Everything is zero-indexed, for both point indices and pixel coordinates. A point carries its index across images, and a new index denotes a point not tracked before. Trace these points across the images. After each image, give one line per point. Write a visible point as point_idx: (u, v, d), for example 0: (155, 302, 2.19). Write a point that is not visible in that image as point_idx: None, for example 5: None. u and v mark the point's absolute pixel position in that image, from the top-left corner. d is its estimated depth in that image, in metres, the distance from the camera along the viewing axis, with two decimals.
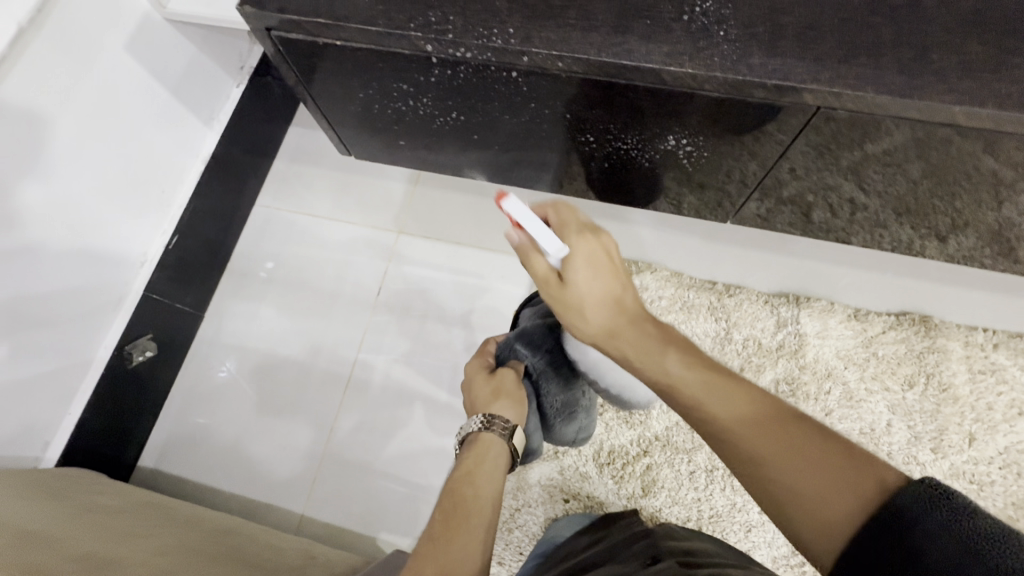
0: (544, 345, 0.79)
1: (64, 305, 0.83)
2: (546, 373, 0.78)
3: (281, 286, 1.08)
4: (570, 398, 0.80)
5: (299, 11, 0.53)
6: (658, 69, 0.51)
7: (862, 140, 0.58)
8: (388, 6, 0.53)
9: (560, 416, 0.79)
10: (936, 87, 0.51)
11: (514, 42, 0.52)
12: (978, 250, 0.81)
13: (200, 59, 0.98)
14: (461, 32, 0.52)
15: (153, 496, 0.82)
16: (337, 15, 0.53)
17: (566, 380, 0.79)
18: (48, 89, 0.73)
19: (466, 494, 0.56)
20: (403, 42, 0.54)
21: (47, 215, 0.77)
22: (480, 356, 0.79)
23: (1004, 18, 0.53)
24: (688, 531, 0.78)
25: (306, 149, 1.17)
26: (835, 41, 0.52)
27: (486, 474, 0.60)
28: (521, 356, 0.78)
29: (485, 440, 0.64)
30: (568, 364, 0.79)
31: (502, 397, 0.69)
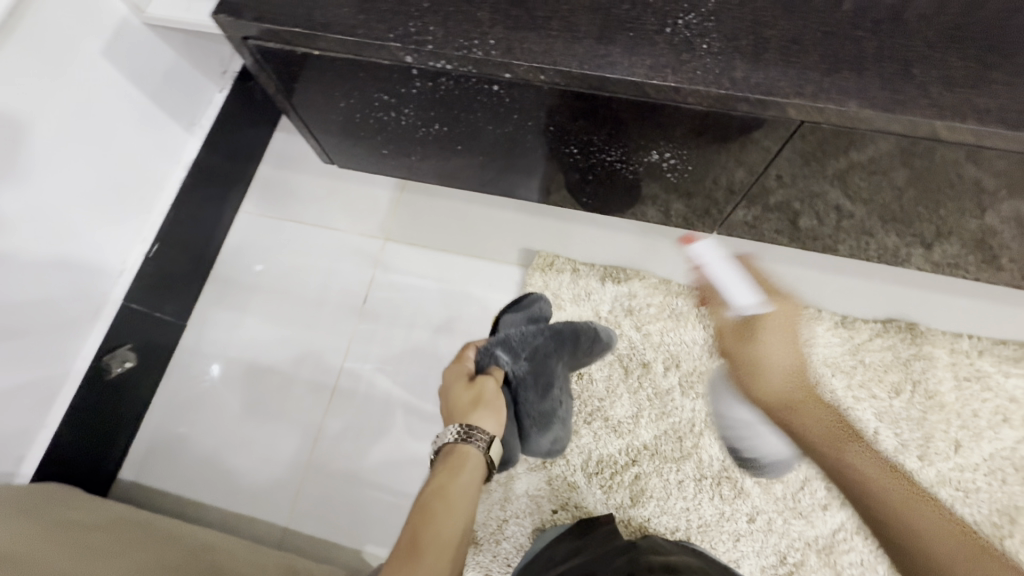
0: (523, 353, 0.79)
1: (40, 316, 0.81)
2: (526, 382, 0.77)
3: (265, 295, 1.07)
4: (548, 410, 0.79)
5: (277, 21, 0.53)
6: (642, 82, 0.51)
7: (847, 148, 0.58)
8: (368, 16, 0.52)
9: (537, 425, 0.79)
10: (920, 100, 0.52)
11: (496, 53, 0.51)
12: (961, 257, 0.82)
13: (181, 64, 0.96)
14: (442, 43, 0.51)
15: (131, 512, 0.80)
16: (316, 25, 0.52)
17: (545, 390, 0.79)
18: (22, 95, 0.71)
19: (440, 517, 0.55)
20: (383, 53, 0.53)
21: (21, 224, 0.75)
22: (462, 359, 0.77)
23: (984, 33, 0.54)
24: (674, 542, 0.78)
25: (291, 155, 1.15)
26: (818, 54, 0.52)
27: (462, 493, 0.58)
28: (502, 364, 0.77)
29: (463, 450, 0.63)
30: (548, 376, 0.79)
31: (482, 407, 0.68)
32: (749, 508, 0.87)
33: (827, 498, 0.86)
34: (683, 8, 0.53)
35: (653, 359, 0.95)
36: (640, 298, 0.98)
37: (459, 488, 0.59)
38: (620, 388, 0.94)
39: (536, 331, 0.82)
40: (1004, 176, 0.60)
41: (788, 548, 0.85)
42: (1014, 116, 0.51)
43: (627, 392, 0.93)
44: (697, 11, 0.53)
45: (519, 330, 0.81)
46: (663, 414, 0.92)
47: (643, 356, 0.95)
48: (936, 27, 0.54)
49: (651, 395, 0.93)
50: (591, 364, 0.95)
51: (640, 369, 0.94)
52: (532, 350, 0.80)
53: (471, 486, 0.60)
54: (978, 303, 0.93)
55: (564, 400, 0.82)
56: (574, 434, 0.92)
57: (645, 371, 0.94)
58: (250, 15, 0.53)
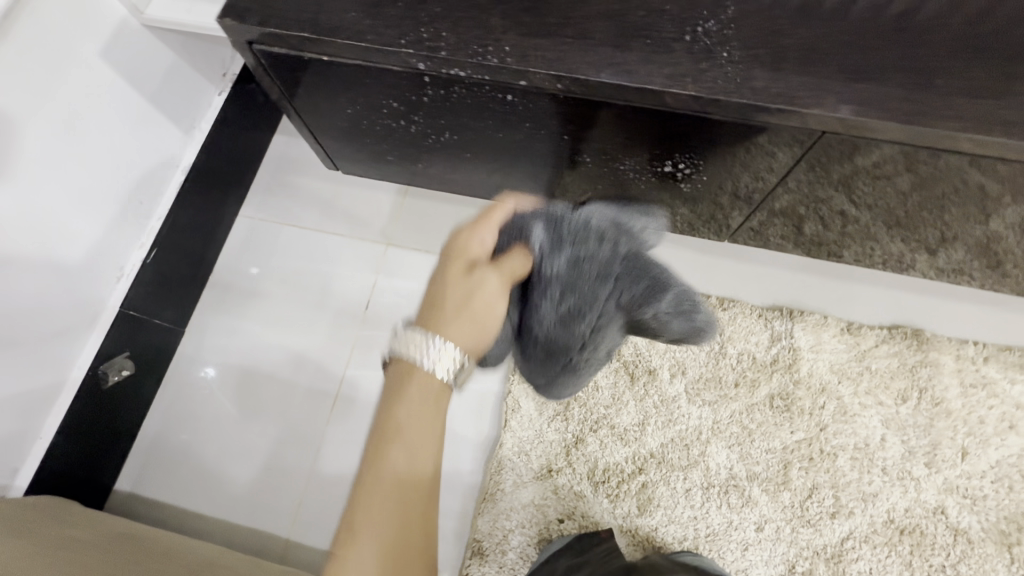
0: (571, 241, 0.58)
1: (36, 325, 0.79)
2: (551, 283, 0.56)
3: (264, 300, 1.05)
4: (559, 342, 0.58)
5: (285, 24, 0.51)
6: (660, 91, 0.50)
7: (851, 153, 0.57)
8: (380, 22, 0.51)
9: (533, 347, 0.60)
10: (939, 112, 0.51)
11: (511, 61, 0.50)
12: (967, 263, 0.82)
13: (179, 67, 0.94)
14: (456, 50, 0.50)
15: (129, 526, 0.79)
16: (326, 30, 0.51)
17: (568, 313, 0.56)
18: (16, 100, 0.70)
19: (389, 479, 0.45)
20: (394, 59, 0.52)
21: (15, 232, 0.74)
22: (489, 224, 0.58)
23: (1002, 42, 0.53)
24: (666, 556, 0.80)
25: (290, 159, 1.14)
26: (838, 64, 0.52)
27: (418, 449, 0.47)
28: (532, 245, 0.58)
29: (416, 368, 0.49)
30: (581, 310, 0.56)
31: (465, 313, 0.52)
32: (757, 517, 0.86)
33: (835, 506, 0.86)
34: (701, 15, 0.53)
35: (659, 366, 0.94)
36: None
37: (410, 421, 0.48)
38: (626, 396, 0.93)
39: (598, 243, 0.58)
40: (1010, 182, 0.60)
41: (797, 557, 0.84)
42: None
43: (633, 400, 0.92)
44: (715, 19, 0.53)
45: (582, 221, 0.59)
46: (670, 421, 0.91)
47: (649, 363, 0.94)
48: (954, 36, 0.53)
49: (657, 402, 0.92)
50: (597, 372, 0.94)
51: (646, 376, 0.94)
52: (578, 258, 0.57)
53: (427, 406, 0.49)
54: (982, 309, 0.93)
55: (586, 342, 0.59)
56: (580, 442, 0.91)
57: (650, 378, 0.93)
58: (259, 19, 0.51)
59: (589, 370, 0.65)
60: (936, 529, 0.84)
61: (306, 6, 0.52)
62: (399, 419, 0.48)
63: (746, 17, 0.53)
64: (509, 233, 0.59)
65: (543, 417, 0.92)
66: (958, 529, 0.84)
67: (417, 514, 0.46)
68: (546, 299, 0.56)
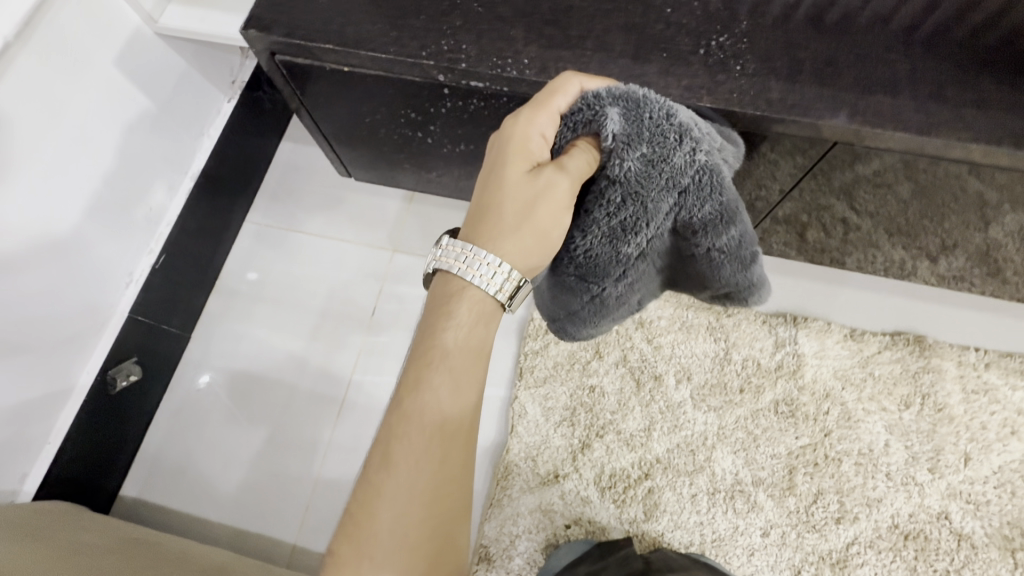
0: (650, 137, 0.44)
1: (46, 331, 0.79)
2: (614, 182, 0.45)
3: (271, 305, 1.06)
4: (600, 264, 0.48)
5: (308, 35, 0.52)
6: (677, 103, 0.51)
7: (853, 160, 0.58)
8: (402, 33, 0.52)
9: (571, 266, 0.50)
10: (950, 125, 0.52)
11: (530, 73, 0.51)
12: (968, 270, 0.83)
13: (190, 73, 0.95)
14: (477, 61, 0.51)
15: (139, 532, 0.79)
16: (349, 41, 0.52)
17: (623, 223, 0.46)
18: (30, 107, 0.70)
19: (427, 405, 0.43)
20: (415, 70, 0.53)
21: (27, 238, 0.74)
22: (551, 110, 0.47)
23: (1011, 56, 0.54)
24: (676, 553, 0.83)
25: (297, 164, 1.15)
26: (852, 77, 0.53)
27: (455, 383, 0.44)
28: (602, 134, 0.44)
29: (468, 289, 0.45)
30: (641, 222, 0.46)
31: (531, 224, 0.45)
32: (763, 522, 0.87)
33: (840, 511, 0.87)
34: (715, 29, 0.54)
35: (665, 372, 0.95)
36: (651, 311, 0.98)
37: (449, 348, 0.44)
38: (632, 401, 0.93)
39: (676, 144, 0.44)
40: (1008, 191, 0.62)
41: (803, 562, 0.85)
42: None
43: (639, 405, 0.93)
44: (730, 32, 0.54)
45: (667, 112, 0.45)
46: (676, 427, 0.92)
47: (655, 369, 0.95)
48: (962, 49, 0.55)
49: (663, 408, 0.93)
50: (603, 378, 0.95)
51: (652, 382, 0.94)
52: (648, 162, 0.44)
53: (469, 337, 0.45)
54: (981, 316, 0.95)
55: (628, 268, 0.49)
56: (587, 447, 0.91)
57: (657, 384, 0.94)
58: (283, 29, 0.53)
59: (621, 302, 0.53)
60: (940, 534, 0.85)
61: (328, 17, 0.53)
62: (435, 346, 0.44)
63: (759, 30, 0.54)
64: (576, 118, 0.46)
65: (550, 422, 0.93)
66: (961, 534, 0.84)
67: (454, 448, 0.44)
68: (604, 203, 0.46)
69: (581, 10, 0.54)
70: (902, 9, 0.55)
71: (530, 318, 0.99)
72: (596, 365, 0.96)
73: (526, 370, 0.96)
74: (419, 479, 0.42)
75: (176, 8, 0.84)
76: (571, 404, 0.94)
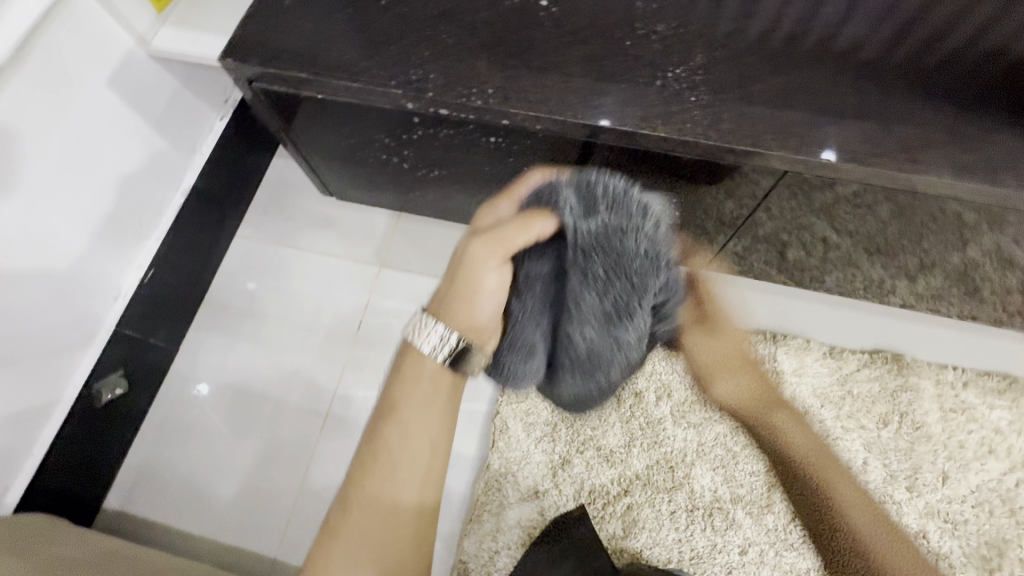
0: (617, 215, 0.48)
1: (32, 345, 0.81)
2: (586, 279, 0.50)
3: (259, 318, 1.07)
4: (600, 354, 0.56)
5: (281, 65, 0.54)
6: (634, 132, 0.53)
7: (828, 185, 0.58)
8: (372, 63, 0.54)
9: (579, 360, 0.57)
10: (900, 154, 0.54)
11: (494, 102, 0.53)
12: (944, 290, 0.84)
13: (183, 93, 0.97)
14: (443, 90, 0.53)
15: (118, 546, 0.79)
16: (321, 71, 0.54)
17: (604, 312, 0.52)
18: (22, 125, 0.72)
19: (384, 451, 0.49)
20: (384, 98, 0.55)
21: (15, 254, 0.76)
22: (510, 199, 0.51)
23: (959, 88, 0.57)
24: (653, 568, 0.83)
25: (289, 182, 1.17)
26: (804, 108, 0.55)
27: (413, 431, 0.49)
28: (565, 229, 0.48)
29: (416, 354, 0.50)
30: (625, 307, 0.52)
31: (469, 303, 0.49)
32: (741, 540, 0.87)
33: None
34: (673, 61, 0.56)
35: (644, 388, 0.96)
36: None
37: (404, 400, 0.50)
38: (612, 417, 0.94)
39: (639, 216, 0.49)
40: (984, 211, 0.63)
41: None
42: (990, 170, 0.54)
43: (618, 421, 0.94)
44: (687, 65, 0.56)
45: (617, 186, 0.49)
46: (655, 443, 0.92)
47: (635, 385, 0.96)
48: (912, 81, 0.57)
49: (643, 424, 0.93)
50: None
51: (633, 399, 0.95)
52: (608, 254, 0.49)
53: (422, 391, 0.50)
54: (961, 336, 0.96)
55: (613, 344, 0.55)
56: (566, 463, 0.92)
57: (636, 400, 0.95)
58: (258, 60, 0.55)
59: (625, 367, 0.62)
60: None
61: (302, 48, 0.55)
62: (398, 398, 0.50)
63: (715, 62, 0.56)
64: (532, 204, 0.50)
65: (530, 438, 0.93)
66: (939, 553, 0.84)
67: (413, 488, 0.49)
68: (593, 292, 0.51)
69: (543, 42, 0.56)
70: (853, 43, 0.58)
71: None
72: None
73: None
74: (376, 514, 0.48)
75: (169, 31, 0.87)
76: (551, 419, 0.95)
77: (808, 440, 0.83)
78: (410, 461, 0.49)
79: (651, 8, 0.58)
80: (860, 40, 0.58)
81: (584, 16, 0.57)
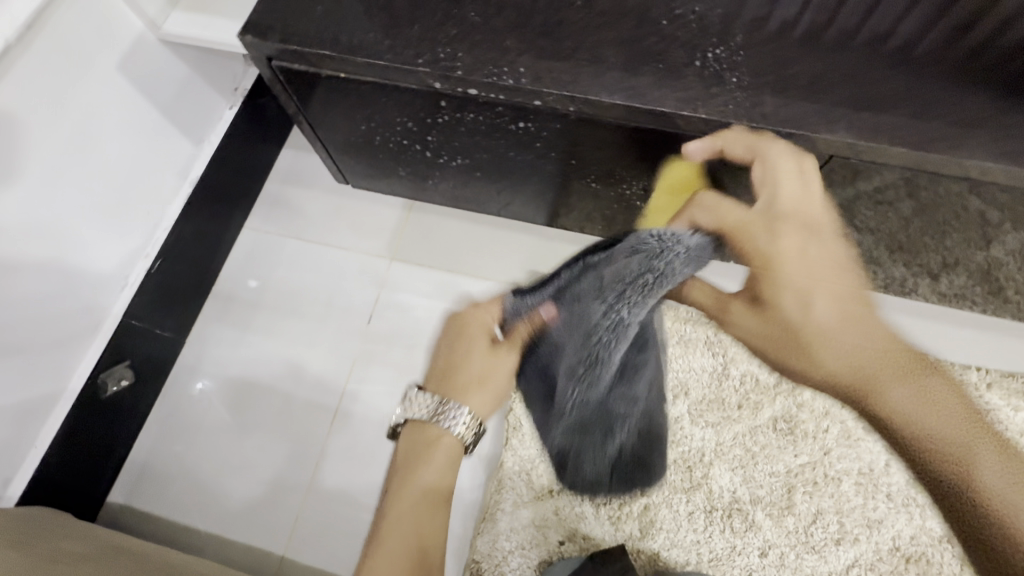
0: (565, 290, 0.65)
1: (35, 333, 0.78)
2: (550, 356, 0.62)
3: (267, 310, 1.05)
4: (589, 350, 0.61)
5: (304, 43, 0.52)
6: (671, 114, 0.51)
7: (855, 175, 0.57)
8: (397, 41, 0.52)
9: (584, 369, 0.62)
10: (946, 141, 0.52)
11: (525, 81, 0.51)
12: (968, 290, 0.81)
13: (193, 79, 0.95)
14: (472, 69, 0.51)
15: (126, 541, 0.77)
16: (345, 48, 0.52)
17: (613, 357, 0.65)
18: (32, 102, 0.71)
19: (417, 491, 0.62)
20: (410, 77, 0.53)
21: (20, 240, 0.74)
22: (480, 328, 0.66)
23: (1004, 74, 0.54)
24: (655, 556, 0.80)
25: (298, 173, 1.15)
26: (845, 92, 0.53)
27: (427, 487, 0.63)
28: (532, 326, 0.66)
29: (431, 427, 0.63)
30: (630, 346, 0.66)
31: (474, 380, 0.65)
32: (760, 542, 0.85)
33: (840, 532, 0.85)
34: (711, 42, 0.54)
35: None
36: None
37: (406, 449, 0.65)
38: None
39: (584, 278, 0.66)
40: (1009, 210, 0.61)
41: None
42: None
43: None
44: (725, 46, 0.54)
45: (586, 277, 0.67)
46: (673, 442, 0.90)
47: None
48: (954, 67, 0.55)
49: None
50: None
51: None
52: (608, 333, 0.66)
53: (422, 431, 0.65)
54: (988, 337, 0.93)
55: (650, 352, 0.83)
56: None
57: None
58: (279, 38, 0.53)
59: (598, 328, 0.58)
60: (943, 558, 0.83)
61: (324, 26, 0.53)
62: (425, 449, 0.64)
63: (754, 43, 0.54)
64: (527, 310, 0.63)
65: None
66: None
67: (432, 500, 0.63)
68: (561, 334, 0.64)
69: (577, 22, 0.54)
70: (896, 27, 0.55)
71: None
72: None
73: None
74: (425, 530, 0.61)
75: (180, 15, 0.84)
76: None
77: (875, 353, 0.42)
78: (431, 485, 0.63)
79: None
80: (904, 23, 0.56)
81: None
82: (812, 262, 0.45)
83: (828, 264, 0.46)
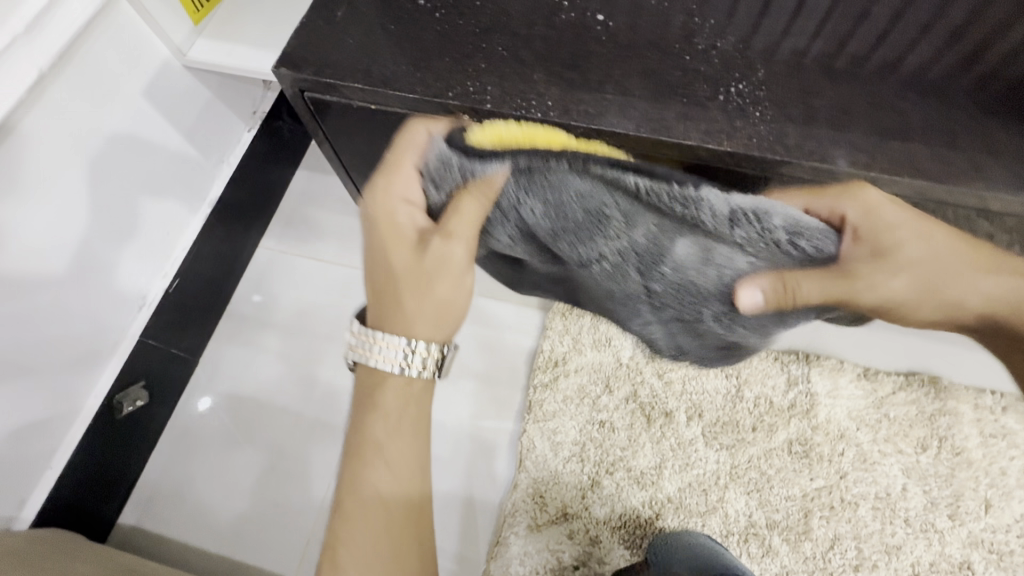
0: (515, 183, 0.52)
1: (54, 354, 0.79)
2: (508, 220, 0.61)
3: (281, 330, 1.06)
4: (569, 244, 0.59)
5: (337, 75, 0.54)
6: (696, 146, 0.52)
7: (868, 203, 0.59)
8: (428, 74, 0.54)
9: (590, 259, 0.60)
10: (968, 173, 0.53)
11: (553, 115, 0.52)
12: None
13: (215, 103, 0.97)
14: (500, 102, 0.53)
15: (139, 564, 0.77)
16: (376, 80, 0.53)
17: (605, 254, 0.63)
18: (59, 129, 0.72)
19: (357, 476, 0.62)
20: (440, 109, 0.54)
21: (42, 262, 0.75)
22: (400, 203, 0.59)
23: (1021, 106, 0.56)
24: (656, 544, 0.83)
25: (313, 194, 1.16)
26: (866, 124, 0.54)
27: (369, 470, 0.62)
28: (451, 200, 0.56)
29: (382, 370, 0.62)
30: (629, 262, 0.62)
31: (415, 287, 0.60)
32: (778, 568, 0.84)
33: (858, 558, 0.84)
34: (732, 76, 0.55)
35: (675, 408, 0.94)
36: None
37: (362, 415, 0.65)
38: (643, 437, 0.92)
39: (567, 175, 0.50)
40: None
41: None
42: None
43: (649, 441, 0.92)
44: (747, 79, 0.55)
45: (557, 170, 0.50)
46: (687, 465, 0.90)
47: (666, 405, 0.94)
48: (972, 99, 0.56)
49: (674, 445, 0.91)
50: (613, 413, 0.94)
51: (663, 419, 0.93)
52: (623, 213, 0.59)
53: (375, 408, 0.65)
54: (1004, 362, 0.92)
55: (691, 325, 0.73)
56: (596, 484, 0.90)
57: (667, 420, 0.93)
58: (314, 70, 0.54)
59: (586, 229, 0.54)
60: None
61: (357, 59, 0.55)
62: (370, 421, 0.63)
63: (776, 76, 0.55)
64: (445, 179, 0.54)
65: (559, 457, 0.92)
66: None
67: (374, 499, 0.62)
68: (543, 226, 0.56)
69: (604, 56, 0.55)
70: (915, 61, 0.57)
71: (538, 352, 0.99)
72: (606, 400, 0.95)
73: (535, 404, 0.95)
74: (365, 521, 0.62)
75: (206, 44, 0.87)
76: (580, 439, 0.93)
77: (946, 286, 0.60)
78: (377, 468, 0.62)
79: (710, 24, 0.58)
80: (922, 58, 0.57)
81: (643, 31, 0.57)
82: (932, 238, 0.56)
83: (902, 219, 0.54)
